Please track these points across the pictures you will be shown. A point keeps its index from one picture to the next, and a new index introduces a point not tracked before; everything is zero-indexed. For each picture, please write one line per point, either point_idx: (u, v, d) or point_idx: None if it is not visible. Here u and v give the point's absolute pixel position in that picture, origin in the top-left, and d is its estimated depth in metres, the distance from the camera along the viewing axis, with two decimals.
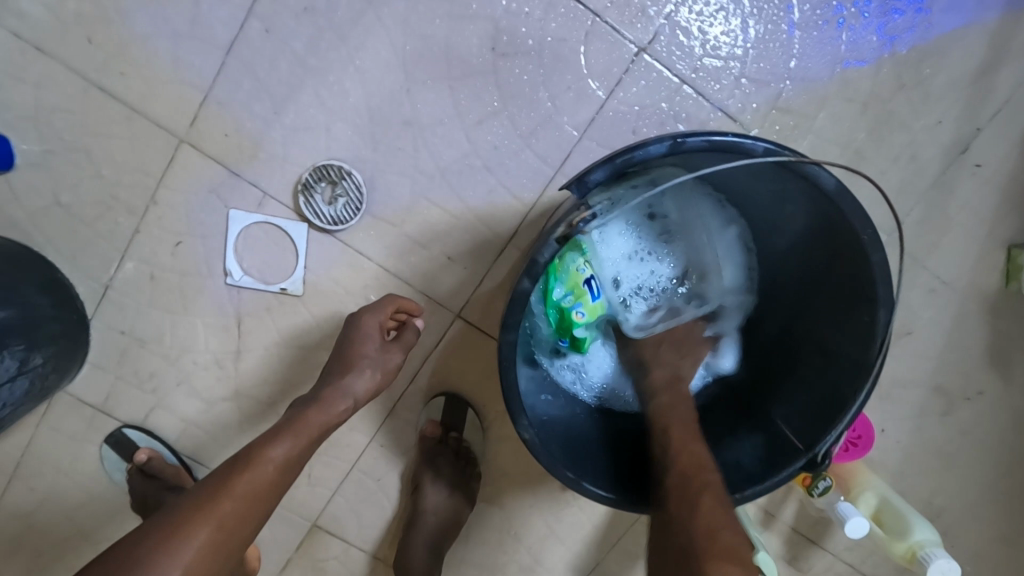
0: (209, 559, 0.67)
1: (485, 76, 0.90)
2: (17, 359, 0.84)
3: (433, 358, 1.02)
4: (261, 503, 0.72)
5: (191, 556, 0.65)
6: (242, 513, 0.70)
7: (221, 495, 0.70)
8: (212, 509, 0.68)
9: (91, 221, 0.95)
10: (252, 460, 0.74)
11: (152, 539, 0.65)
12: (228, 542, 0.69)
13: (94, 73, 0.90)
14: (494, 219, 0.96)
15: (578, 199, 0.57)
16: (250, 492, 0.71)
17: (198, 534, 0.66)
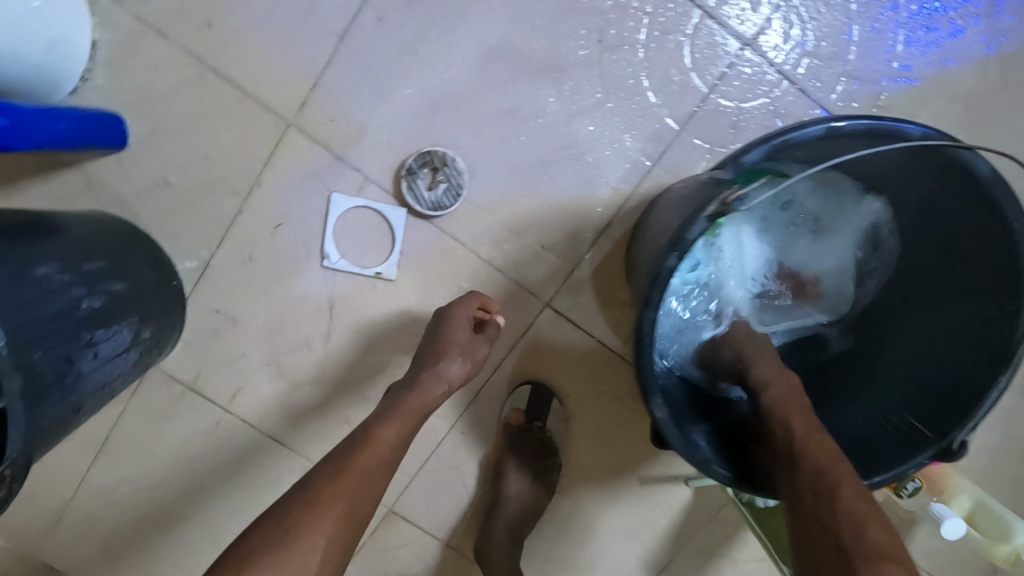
0: (344, 533, 0.67)
1: (590, 68, 0.92)
2: (132, 331, 0.86)
3: (519, 348, 1.03)
4: (379, 477, 0.73)
5: (330, 528, 0.66)
6: (363, 492, 0.71)
7: (347, 470, 0.71)
8: (337, 484, 0.70)
9: (196, 202, 0.98)
10: (364, 439, 0.76)
11: (291, 514, 0.66)
12: (357, 516, 0.70)
13: (209, 57, 0.92)
14: (589, 210, 0.97)
15: (733, 173, 0.63)
16: (367, 471, 0.72)
17: (332, 509, 0.68)
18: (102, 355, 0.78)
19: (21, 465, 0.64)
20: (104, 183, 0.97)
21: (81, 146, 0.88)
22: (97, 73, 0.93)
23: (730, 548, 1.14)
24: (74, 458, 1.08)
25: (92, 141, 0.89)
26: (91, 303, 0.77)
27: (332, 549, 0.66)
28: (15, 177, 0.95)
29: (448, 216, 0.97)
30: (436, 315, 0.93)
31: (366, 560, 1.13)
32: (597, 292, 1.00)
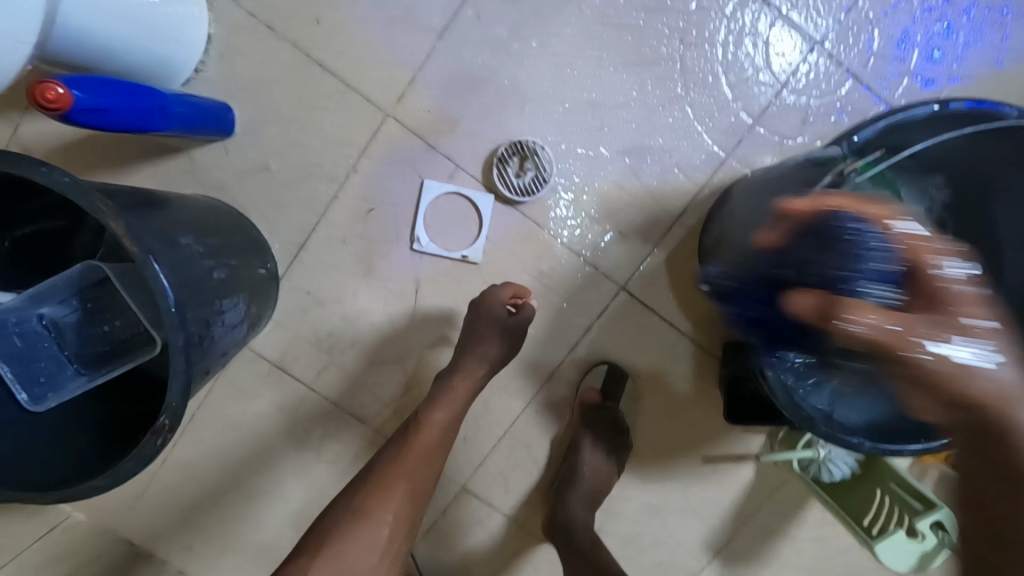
0: (403, 511, 0.84)
1: (671, 64, 0.99)
2: (242, 305, 0.90)
3: (595, 328, 1.08)
4: (430, 459, 0.89)
5: (394, 507, 0.83)
6: (415, 470, 0.87)
7: (401, 457, 0.87)
8: (397, 470, 0.86)
9: (294, 187, 1.04)
10: (414, 428, 0.90)
11: (359, 498, 0.83)
12: (415, 491, 0.86)
13: (317, 52, 1.00)
14: (665, 198, 1.03)
15: (847, 151, 0.72)
16: (417, 453, 0.88)
17: (393, 491, 0.84)
18: (227, 322, 0.84)
19: (177, 418, 0.68)
20: (209, 168, 1.03)
21: (194, 132, 0.94)
22: (211, 66, 0.99)
23: (790, 527, 1.18)
24: None
25: (204, 127, 0.94)
26: (219, 274, 0.83)
27: (396, 522, 0.83)
28: (129, 160, 1.02)
29: (533, 203, 1.03)
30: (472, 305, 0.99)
31: (439, 537, 1.17)
32: (670, 275, 1.06)
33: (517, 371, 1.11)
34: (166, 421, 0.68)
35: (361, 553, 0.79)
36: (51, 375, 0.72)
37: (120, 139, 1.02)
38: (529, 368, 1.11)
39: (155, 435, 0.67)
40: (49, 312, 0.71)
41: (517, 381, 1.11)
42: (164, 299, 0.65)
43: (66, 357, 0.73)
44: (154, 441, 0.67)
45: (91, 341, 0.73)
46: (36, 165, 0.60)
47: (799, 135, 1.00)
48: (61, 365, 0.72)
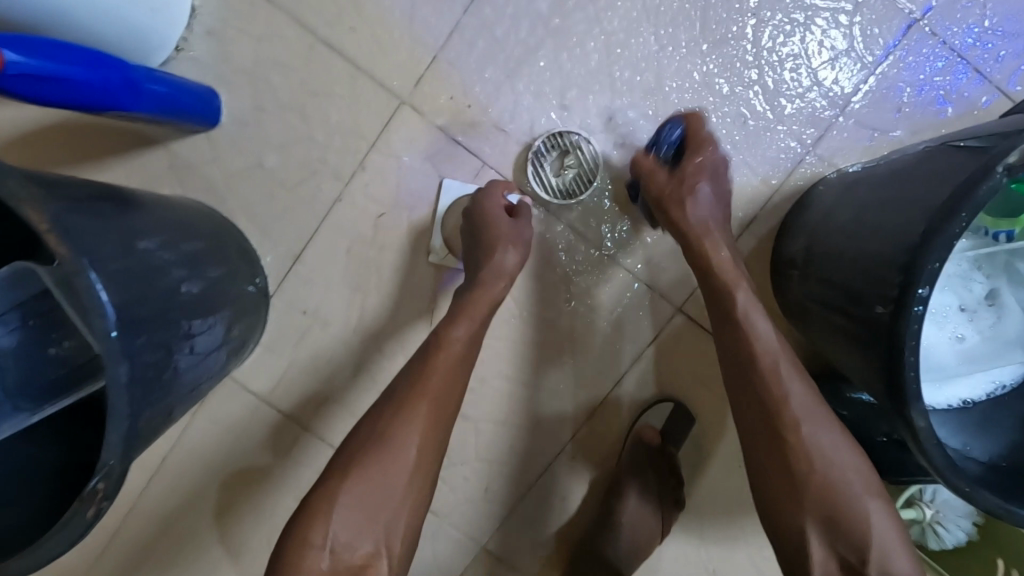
0: (434, 431, 0.67)
1: (741, 44, 0.84)
2: (223, 326, 0.73)
3: (646, 357, 0.92)
4: (459, 374, 0.70)
5: (423, 421, 0.66)
6: (447, 387, 0.69)
7: (428, 370, 0.69)
8: (420, 385, 0.68)
9: (290, 187, 0.88)
10: (434, 341, 0.71)
11: (385, 418, 0.66)
12: (445, 407, 0.68)
13: (321, 28, 0.85)
14: (732, 202, 0.87)
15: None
16: (448, 368, 0.69)
17: (421, 408, 0.66)
18: (197, 351, 0.66)
19: (117, 481, 0.51)
20: (191, 165, 0.87)
21: (173, 119, 0.78)
22: (196, 43, 0.84)
23: None
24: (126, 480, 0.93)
25: (185, 113, 0.79)
26: (190, 288, 0.65)
27: (427, 442, 0.66)
28: (99, 155, 0.86)
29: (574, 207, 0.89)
30: (466, 215, 0.81)
31: None
32: None
33: (552, 408, 0.93)
34: (101, 485, 0.50)
35: (390, 478, 0.64)
36: None
37: (86, 130, 0.85)
38: (566, 402, 0.93)
39: (85, 504, 0.49)
40: None
41: (553, 420, 0.94)
42: (101, 320, 0.48)
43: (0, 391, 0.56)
44: (85, 512, 0.49)
45: (34, 368, 0.58)
46: None
47: (895, 129, 0.84)
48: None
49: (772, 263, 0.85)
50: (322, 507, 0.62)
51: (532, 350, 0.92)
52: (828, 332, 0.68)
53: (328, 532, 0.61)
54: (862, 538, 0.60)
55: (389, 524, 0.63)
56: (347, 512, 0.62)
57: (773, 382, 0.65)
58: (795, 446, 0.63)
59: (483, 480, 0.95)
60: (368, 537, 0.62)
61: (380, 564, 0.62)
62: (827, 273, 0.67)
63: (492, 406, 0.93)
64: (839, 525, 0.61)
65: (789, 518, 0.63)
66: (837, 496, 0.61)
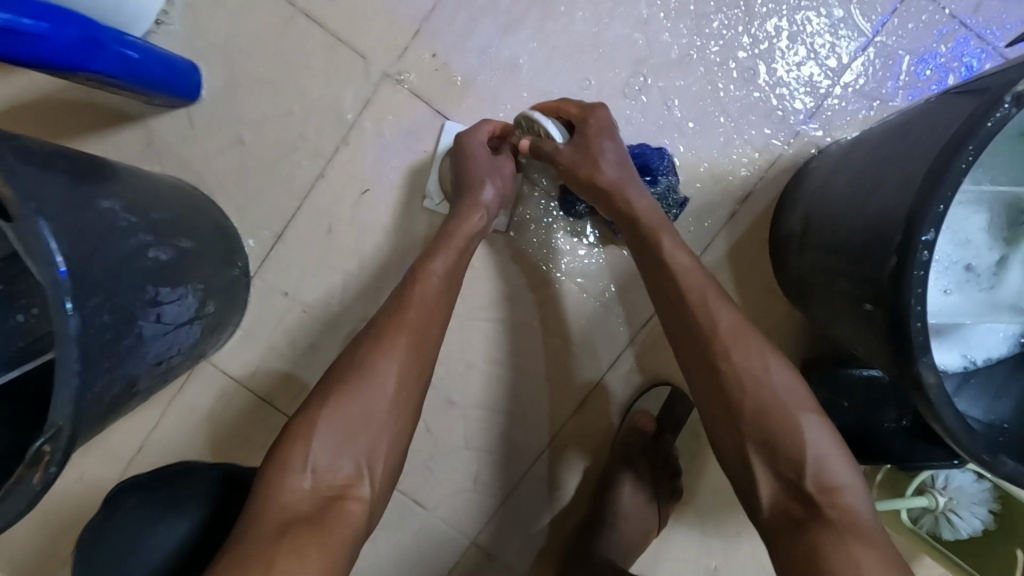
0: (416, 361, 0.65)
1: (734, 13, 0.82)
2: (197, 300, 0.70)
3: (639, 340, 0.88)
4: (441, 308, 0.69)
5: (406, 349, 0.65)
6: (423, 321, 0.67)
7: (410, 301, 0.67)
8: (401, 316, 0.66)
9: (270, 164, 0.85)
10: (414, 274, 0.69)
11: (364, 348, 0.64)
12: (427, 339, 0.67)
13: (303, 0, 0.83)
14: (727, 176, 0.84)
15: None
16: (424, 303, 0.67)
17: (402, 339, 0.65)
18: (165, 321, 0.63)
19: (65, 447, 0.47)
20: (168, 142, 0.85)
21: (149, 90, 0.76)
22: (175, 17, 0.83)
23: None
24: (99, 470, 0.90)
25: (162, 85, 0.77)
26: (157, 254, 0.62)
27: (410, 369, 0.64)
28: (72, 132, 0.84)
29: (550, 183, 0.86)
30: (451, 150, 0.81)
31: None
32: (734, 272, 0.85)
33: (542, 394, 0.90)
34: (47, 447, 0.47)
35: (371, 404, 0.61)
36: None
37: (60, 107, 0.83)
38: (557, 387, 0.90)
39: (31, 468, 0.46)
40: None
41: (542, 406, 0.90)
42: (48, 268, 0.45)
43: None
44: (31, 477, 0.46)
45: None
46: None
47: (896, 98, 0.81)
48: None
49: (771, 238, 0.82)
50: (301, 435, 0.59)
51: (519, 333, 0.89)
52: (833, 301, 0.65)
53: (309, 456, 0.58)
54: (801, 454, 0.56)
55: (372, 449, 0.61)
56: (328, 437, 0.59)
57: (701, 314, 0.63)
58: (726, 372, 0.61)
59: (470, 470, 0.91)
60: (349, 460, 0.60)
61: (363, 487, 0.60)
62: (829, 237, 0.64)
63: (479, 392, 0.89)
64: (777, 444, 0.57)
65: (733, 443, 0.60)
66: (772, 415, 0.58)
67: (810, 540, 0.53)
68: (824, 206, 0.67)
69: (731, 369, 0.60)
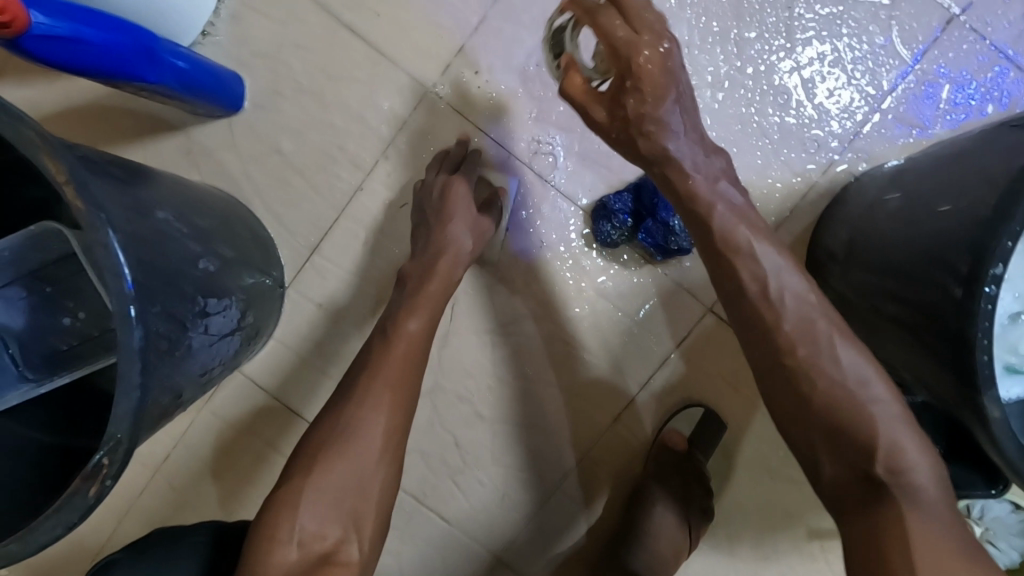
0: (397, 418, 0.66)
1: (775, 37, 0.82)
2: (238, 311, 0.70)
3: (673, 360, 0.88)
4: (417, 365, 0.70)
5: (387, 405, 0.66)
6: (401, 376, 0.68)
7: (385, 361, 0.68)
8: (378, 374, 0.67)
9: (309, 175, 0.86)
10: (391, 333, 0.70)
11: (348, 408, 0.65)
12: (409, 391, 0.68)
13: (348, 14, 0.84)
14: (766, 198, 0.84)
15: None
16: (404, 356, 0.69)
17: (384, 397, 0.66)
18: (211, 331, 0.63)
19: (123, 458, 0.47)
20: (208, 150, 0.85)
21: (195, 99, 0.76)
22: (220, 28, 0.83)
23: None
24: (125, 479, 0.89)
25: (208, 96, 0.77)
26: (206, 265, 0.62)
27: (391, 426, 0.66)
28: (114, 138, 0.84)
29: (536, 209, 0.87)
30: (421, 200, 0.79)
31: None
32: None
33: (573, 412, 0.89)
34: (106, 460, 0.46)
35: (357, 469, 0.63)
36: None
37: (103, 113, 0.84)
38: (589, 405, 0.89)
39: (88, 481, 0.46)
40: None
41: (573, 424, 0.89)
42: (117, 281, 0.45)
43: (10, 355, 0.61)
44: (87, 490, 0.46)
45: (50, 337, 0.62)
46: None
47: (935, 125, 0.81)
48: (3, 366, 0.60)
49: (806, 261, 0.82)
50: (289, 502, 0.61)
51: (552, 349, 0.88)
52: (878, 326, 0.65)
53: (295, 524, 0.60)
54: (879, 443, 0.55)
55: (357, 510, 0.63)
56: (313, 503, 0.61)
57: (768, 313, 0.59)
58: (798, 368, 0.58)
59: (498, 487, 0.90)
60: (335, 522, 0.62)
61: (351, 545, 0.62)
62: (876, 263, 0.64)
63: (510, 408, 0.89)
64: (855, 434, 0.55)
65: (805, 437, 0.58)
66: (847, 407, 0.56)
67: (890, 528, 0.52)
68: (871, 232, 0.67)
69: (799, 363, 0.58)
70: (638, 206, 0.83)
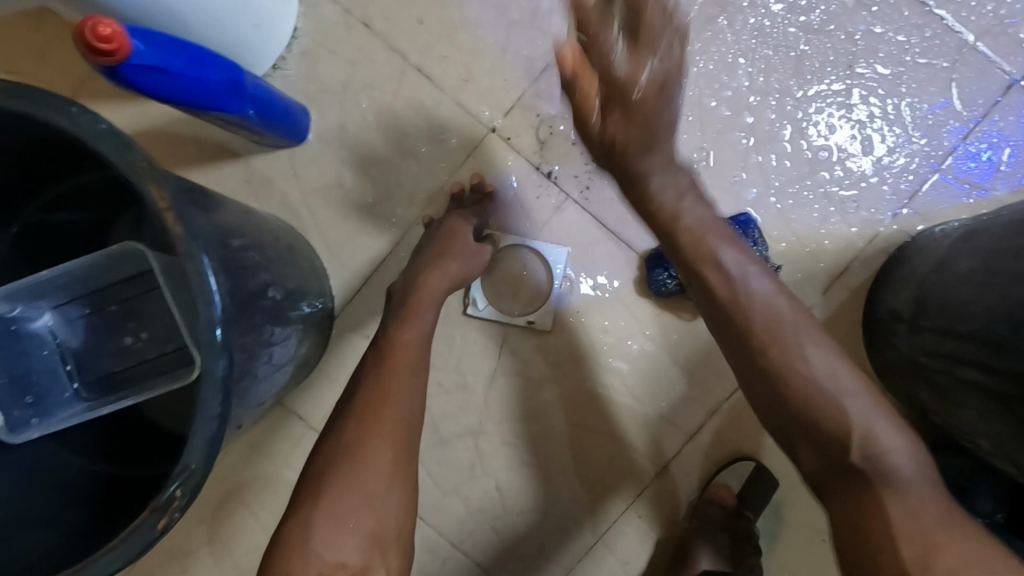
0: (403, 440, 0.62)
1: (835, 95, 0.83)
2: (296, 339, 0.69)
3: (723, 411, 0.86)
4: (419, 375, 0.67)
5: (392, 425, 0.62)
6: (406, 387, 0.65)
7: (389, 377, 0.65)
8: (381, 388, 0.64)
9: (366, 208, 0.86)
10: (386, 349, 0.68)
11: (349, 433, 0.61)
12: (414, 410, 0.65)
13: (415, 55, 0.86)
14: (824, 252, 0.83)
15: None
16: (408, 368, 0.66)
17: (389, 413, 0.62)
18: (273, 360, 0.62)
19: (194, 490, 0.46)
20: (270, 179, 0.86)
21: (266, 129, 0.77)
22: (291, 63, 0.86)
23: None
24: None
25: (278, 126, 0.78)
26: (274, 294, 0.62)
27: (402, 441, 0.62)
28: (180, 163, 0.86)
29: (584, 251, 0.86)
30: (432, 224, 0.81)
31: None
32: None
33: (617, 459, 0.87)
34: (178, 492, 0.45)
35: (370, 484, 0.58)
36: (42, 396, 0.59)
37: (172, 139, 0.86)
38: (635, 454, 0.87)
39: (157, 513, 0.45)
40: (45, 319, 0.60)
41: (619, 473, 0.87)
42: (206, 309, 0.45)
43: (66, 371, 0.60)
44: (154, 523, 0.45)
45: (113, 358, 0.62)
46: (65, 105, 0.44)
47: (995, 186, 0.82)
48: (58, 383, 0.60)
49: (866, 319, 0.81)
50: (300, 534, 0.56)
51: (598, 393, 0.87)
52: (955, 392, 0.66)
53: (312, 556, 0.54)
54: (887, 462, 0.53)
55: (379, 530, 0.58)
56: (326, 531, 0.56)
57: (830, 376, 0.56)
58: (820, 395, 0.56)
59: (538, 537, 0.87)
60: (354, 549, 0.56)
61: (376, 569, 0.56)
62: (955, 326, 0.65)
63: (552, 452, 0.87)
64: (864, 453, 0.54)
65: (820, 467, 0.56)
66: (861, 426, 0.54)
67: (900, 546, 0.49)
68: (942, 294, 0.68)
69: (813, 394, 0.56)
70: None
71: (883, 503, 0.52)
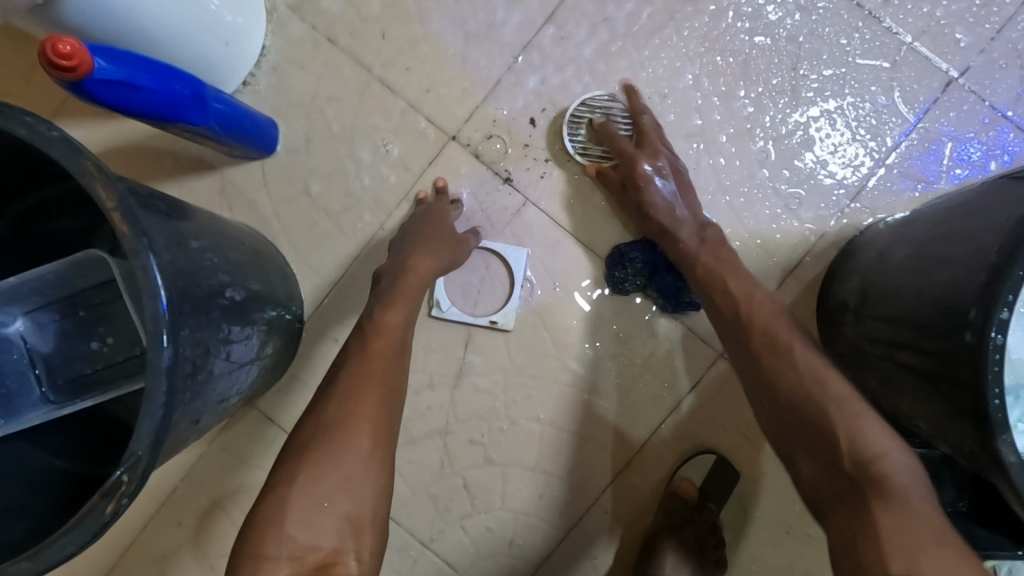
0: (383, 431, 0.64)
1: (781, 95, 0.86)
2: (258, 340, 0.72)
3: (685, 405, 0.88)
4: (399, 361, 0.69)
5: (373, 416, 0.64)
6: (387, 376, 0.67)
7: (368, 365, 0.67)
8: (362, 373, 0.66)
9: (334, 215, 0.89)
10: (363, 338, 0.70)
11: (319, 424, 0.63)
12: (391, 401, 0.66)
13: (379, 68, 0.90)
14: (778, 248, 0.85)
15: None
16: (387, 360, 0.68)
17: (368, 402, 0.64)
18: (232, 358, 0.65)
19: (141, 476, 0.48)
20: (241, 189, 0.90)
21: (234, 141, 0.81)
22: (260, 78, 0.90)
23: None
24: (130, 512, 0.88)
25: (245, 138, 0.82)
26: (233, 294, 0.65)
27: (381, 428, 0.64)
28: (156, 176, 0.89)
29: (544, 250, 0.89)
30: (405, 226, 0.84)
31: None
32: None
33: (582, 454, 0.88)
34: (125, 477, 0.47)
35: (347, 469, 0.60)
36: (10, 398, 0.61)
37: (148, 153, 0.89)
38: (600, 449, 0.88)
39: (105, 498, 0.47)
40: (18, 324, 0.62)
41: (585, 469, 0.88)
42: (152, 302, 0.47)
43: (35, 374, 0.63)
44: (103, 508, 0.47)
45: (82, 361, 0.64)
46: (20, 114, 0.47)
47: (938, 179, 0.84)
48: (27, 385, 0.62)
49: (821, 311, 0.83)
50: (274, 517, 0.57)
51: (563, 391, 0.88)
52: (893, 376, 0.68)
53: (286, 537, 0.56)
54: (884, 474, 0.55)
55: (354, 515, 0.60)
56: (305, 514, 0.57)
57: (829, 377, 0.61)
58: (831, 411, 0.59)
59: (507, 532, 0.88)
60: (331, 532, 0.58)
61: (349, 554, 0.58)
62: (891, 313, 0.67)
63: (518, 449, 0.88)
64: (866, 466, 0.55)
65: (818, 483, 0.58)
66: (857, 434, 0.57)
67: (889, 555, 0.50)
68: (882, 281, 0.70)
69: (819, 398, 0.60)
70: (654, 257, 0.86)
71: (879, 510, 0.53)
